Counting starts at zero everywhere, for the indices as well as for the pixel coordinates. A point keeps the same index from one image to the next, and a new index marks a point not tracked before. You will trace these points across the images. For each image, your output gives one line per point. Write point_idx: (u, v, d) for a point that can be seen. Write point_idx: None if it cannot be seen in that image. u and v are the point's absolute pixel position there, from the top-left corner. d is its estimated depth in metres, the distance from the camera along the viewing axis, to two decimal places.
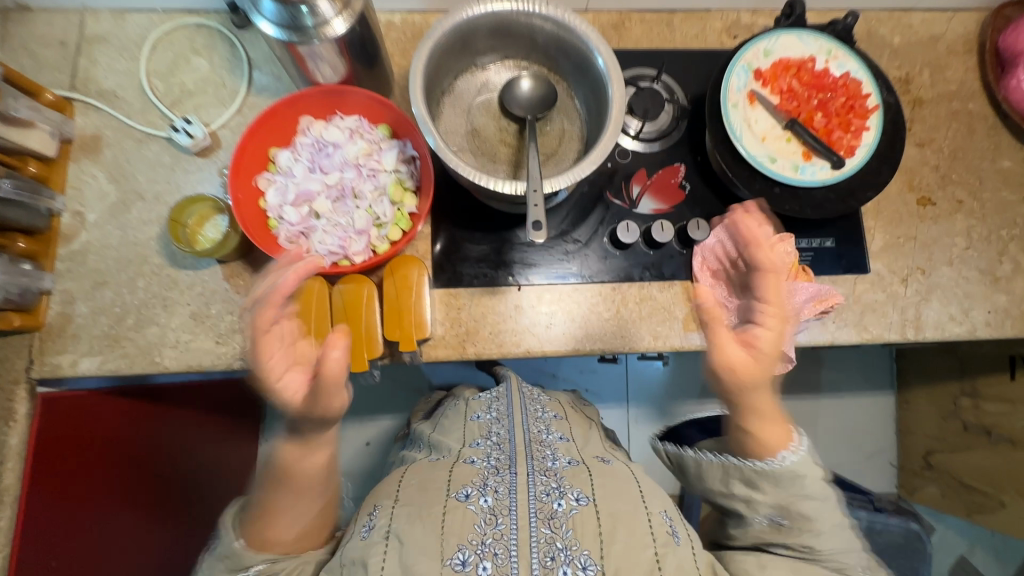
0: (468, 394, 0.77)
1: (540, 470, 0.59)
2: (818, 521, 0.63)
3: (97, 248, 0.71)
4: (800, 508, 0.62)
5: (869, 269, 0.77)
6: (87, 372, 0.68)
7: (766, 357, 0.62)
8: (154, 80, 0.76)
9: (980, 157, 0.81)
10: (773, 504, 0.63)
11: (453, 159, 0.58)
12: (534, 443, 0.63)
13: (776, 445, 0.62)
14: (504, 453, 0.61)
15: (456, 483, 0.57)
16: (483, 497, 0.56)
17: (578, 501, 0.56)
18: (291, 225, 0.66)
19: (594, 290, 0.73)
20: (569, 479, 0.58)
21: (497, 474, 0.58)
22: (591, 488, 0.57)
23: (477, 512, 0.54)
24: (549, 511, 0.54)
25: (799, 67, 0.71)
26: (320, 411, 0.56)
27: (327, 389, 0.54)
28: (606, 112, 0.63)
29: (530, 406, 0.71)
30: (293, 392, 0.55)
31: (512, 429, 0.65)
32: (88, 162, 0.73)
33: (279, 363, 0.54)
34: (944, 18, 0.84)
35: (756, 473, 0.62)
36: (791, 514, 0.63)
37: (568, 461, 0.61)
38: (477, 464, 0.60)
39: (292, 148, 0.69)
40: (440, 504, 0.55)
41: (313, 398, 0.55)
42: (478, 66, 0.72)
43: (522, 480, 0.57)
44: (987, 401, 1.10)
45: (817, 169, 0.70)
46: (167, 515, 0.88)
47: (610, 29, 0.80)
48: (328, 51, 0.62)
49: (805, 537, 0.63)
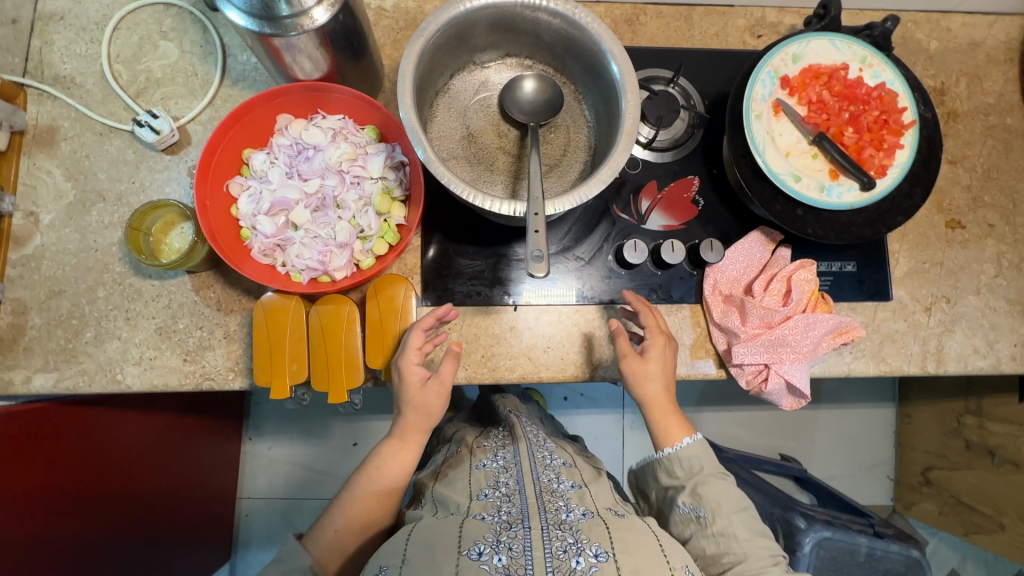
0: (472, 440, 0.70)
1: (554, 521, 0.52)
2: (731, 509, 0.61)
3: (52, 253, 0.64)
4: (708, 493, 0.61)
5: (891, 296, 0.71)
6: (40, 389, 0.62)
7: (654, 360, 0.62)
8: (117, 66, 0.68)
9: (1016, 177, 0.75)
10: (685, 491, 0.62)
11: (444, 172, 0.52)
12: (545, 490, 0.56)
13: (674, 438, 0.63)
14: (513, 504, 0.54)
15: (463, 538, 0.51)
16: (496, 555, 0.49)
17: (597, 557, 0.49)
18: (265, 236, 0.60)
19: (597, 312, 0.68)
20: (586, 532, 0.51)
21: (508, 527, 0.51)
22: (610, 541, 0.51)
23: (490, 572, 0.47)
24: (568, 568, 0.47)
25: (830, 76, 0.65)
26: (418, 405, 0.59)
27: (439, 382, 0.59)
28: (618, 122, 0.57)
29: (538, 453, 0.64)
30: (409, 378, 0.58)
31: (521, 477, 0.58)
32: (43, 156, 0.66)
33: (411, 352, 0.58)
34: (986, 23, 0.78)
35: (664, 462, 0.63)
36: (705, 502, 0.61)
37: (585, 511, 0.54)
38: (485, 517, 0.53)
39: (268, 150, 0.62)
40: (448, 563, 0.49)
41: (422, 390, 0.59)
42: (477, 64, 0.65)
43: (535, 535, 0.50)
44: (992, 422, 1.03)
45: (845, 190, 0.63)
46: (135, 525, 0.84)
47: (623, 24, 0.73)
48: (308, 43, 0.55)
49: (717, 525, 0.60)
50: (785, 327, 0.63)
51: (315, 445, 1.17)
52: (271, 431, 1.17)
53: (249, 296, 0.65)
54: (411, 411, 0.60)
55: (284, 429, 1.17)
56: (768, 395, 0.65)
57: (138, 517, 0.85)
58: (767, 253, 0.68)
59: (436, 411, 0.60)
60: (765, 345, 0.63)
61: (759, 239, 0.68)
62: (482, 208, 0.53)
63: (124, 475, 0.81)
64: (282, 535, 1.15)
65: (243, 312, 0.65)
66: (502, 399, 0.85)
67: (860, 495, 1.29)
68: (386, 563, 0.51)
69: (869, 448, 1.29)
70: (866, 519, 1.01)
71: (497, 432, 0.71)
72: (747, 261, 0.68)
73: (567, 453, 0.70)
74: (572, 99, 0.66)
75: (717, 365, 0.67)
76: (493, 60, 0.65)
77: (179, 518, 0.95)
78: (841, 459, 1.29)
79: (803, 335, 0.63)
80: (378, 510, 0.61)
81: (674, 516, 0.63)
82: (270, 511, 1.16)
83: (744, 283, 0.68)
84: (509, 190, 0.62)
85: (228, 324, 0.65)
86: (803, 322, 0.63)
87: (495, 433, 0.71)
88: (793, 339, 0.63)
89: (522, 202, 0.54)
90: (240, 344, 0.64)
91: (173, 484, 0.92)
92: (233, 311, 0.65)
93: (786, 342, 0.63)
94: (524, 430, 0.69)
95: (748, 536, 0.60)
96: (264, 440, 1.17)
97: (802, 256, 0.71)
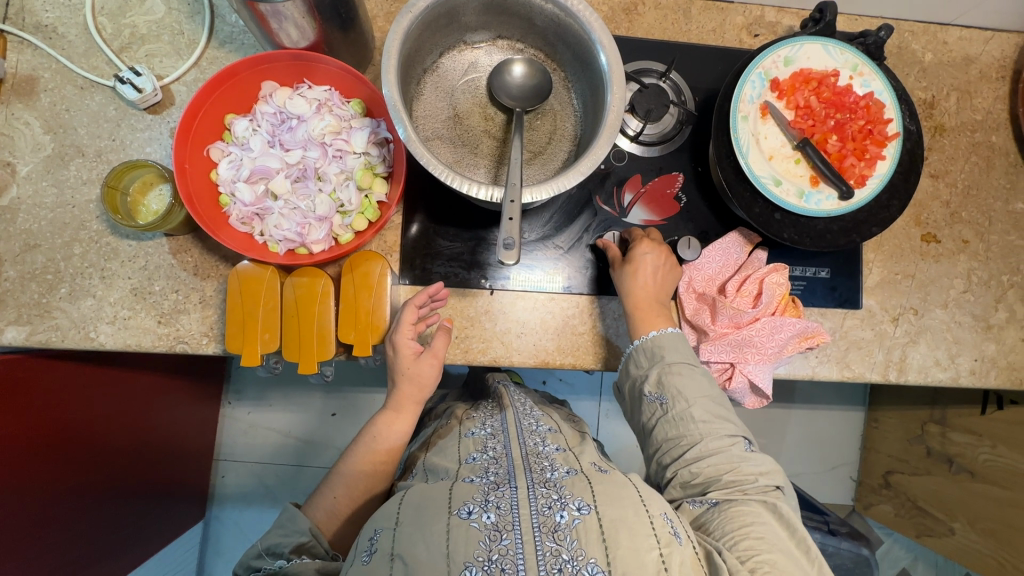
0: (462, 414, 0.69)
1: (539, 480, 0.51)
2: (694, 395, 0.60)
3: (28, 205, 0.64)
4: (673, 381, 0.61)
5: (861, 305, 0.73)
6: (12, 342, 0.62)
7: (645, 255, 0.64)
8: (100, 18, 0.67)
9: (994, 196, 0.76)
10: (650, 379, 0.62)
11: (424, 153, 0.52)
12: (531, 453, 0.55)
13: (648, 328, 0.63)
14: (500, 466, 0.53)
15: (452, 498, 0.49)
16: (486, 513, 0.47)
17: (580, 511, 0.48)
18: (244, 205, 0.60)
19: (572, 301, 0.69)
20: (569, 488, 0.50)
21: (495, 487, 0.50)
22: (592, 495, 0.50)
23: (480, 530, 0.46)
24: (552, 523, 0.46)
25: (819, 82, 0.65)
26: (412, 376, 0.62)
27: (432, 354, 0.61)
28: (602, 113, 0.57)
29: (523, 420, 0.63)
30: (402, 352, 0.60)
31: (507, 442, 0.57)
32: (21, 106, 0.65)
33: (404, 328, 0.60)
34: (982, 39, 0.78)
35: (632, 356, 0.63)
36: (667, 389, 0.61)
37: (568, 469, 0.53)
38: (473, 480, 0.51)
39: (251, 116, 0.62)
40: (437, 523, 0.47)
41: (417, 362, 0.61)
42: (468, 44, 0.64)
43: (522, 494, 0.49)
44: (953, 431, 1.07)
45: (824, 198, 0.64)
46: (109, 479, 0.85)
47: (621, 13, 0.73)
48: (295, 11, 0.54)
49: (678, 410, 0.60)
50: (753, 328, 0.64)
51: (292, 412, 1.18)
52: (250, 396, 1.18)
53: (226, 263, 0.65)
54: (405, 381, 0.62)
55: (262, 394, 1.18)
56: (732, 393, 0.67)
57: (111, 472, 0.86)
58: (744, 254, 0.69)
59: (428, 381, 0.62)
60: (731, 345, 0.65)
61: (738, 239, 0.69)
62: (460, 192, 0.53)
63: (99, 430, 0.82)
64: (257, 498, 1.18)
65: (220, 278, 0.65)
66: (492, 375, 0.85)
67: (822, 493, 1.32)
68: (381, 527, 0.49)
69: (835, 449, 1.33)
70: (822, 516, 1.05)
71: (486, 404, 0.71)
72: (724, 261, 0.69)
73: (553, 421, 0.69)
74: (561, 87, 0.65)
75: None
76: (484, 42, 0.65)
77: (153, 475, 0.96)
78: (807, 457, 1.32)
79: (770, 337, 0.64)
80: (344, 480, 0.62)
81: (640, 403, 0.63)
82: (245, 473, 1.18)
83: (719, 283, 0.69)
84: (492, 176, 0.62)
85: (205, 290, 0.65)
86: (770, 325, 0.64)
87: (484, 406, 0.71)
88: (759, 341, 0.64)
89: (500, 188, 0.54)
90: (215, 310, 0.65)
91: (148, 441, 0.93)
92: (209, 276, 0.65)
93: (752, 344, 0.64)
94: (512, 400, 0.68)
95: (706, 419, 0.60)
96: (243, 405, 1.18)
97: (778, 260, 0.72)
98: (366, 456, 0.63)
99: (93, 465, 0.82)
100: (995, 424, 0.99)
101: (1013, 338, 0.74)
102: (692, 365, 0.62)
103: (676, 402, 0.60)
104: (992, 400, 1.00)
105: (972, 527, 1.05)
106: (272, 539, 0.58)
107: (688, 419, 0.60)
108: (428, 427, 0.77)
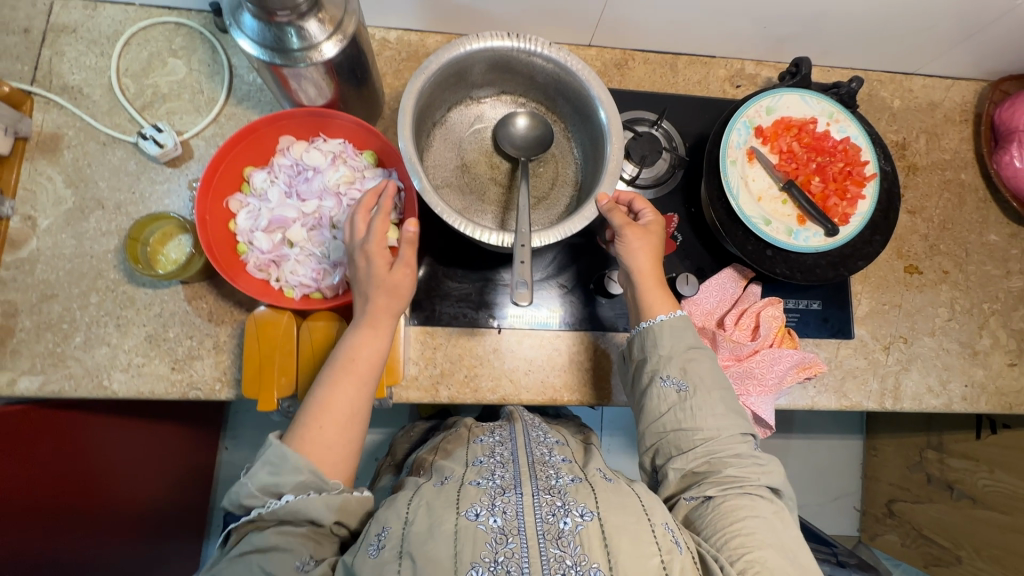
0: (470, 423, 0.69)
1: (544, 487, 0.51)
2: (711, 385, 0.60)
3: (48, 256, 0.66)
4: (693, 368, 0.60)
5: (853, 334, 0.76)
6: (24, 391, 0.63)
7: (654, 232, 0.63)
8: (124, 79, 0.70)
9: (968, 229, 0.81)
10: (671, 363, 0.60)
11: (438, 202, 0.55)
12: (538, 461, 0.55)
13: (656, 312, 0.62)
14: (507, 470, 0.53)
15: (460, 498, 0.49)
16: (492, 517, 0.47)
17: (583, 517, 0.48)
18: (261, 253, 0.62)
19: (577, 337, 0.71)
20: (573, 494, 0.50)
21: (501, 492, 0.50)
22: (595, 501, 0.50)
23: (487, 532, 0.46)
24: (556, 530, 0.47)
25: (800, 128, 0.70)
26: (388, 287, 0.57)
27: (406, 263, 0.57)
28: (604, 159, 0.61)
29: (533, 430, 0.61)
30: (375, 260, 0.57)
31: (515, 448, 0.57)
32: (44, 162, 0.68)
33: (376, 236, 0.57)
34: (944, 86, 0.85)
35: (651, 333, 0.61)
36: (689, 376, 0.60)
37: (573, 477, 0.53)
38: (480, 482, 0.51)
39: (268, 169, 0.64)
40: (445, 523, 0.47)
41: (393, 272, 0.57)
42: (473, 99, 0.69)
43: (527, 500, 0.49)
44: (952, 457, 1.08)
45: (811, 235, 0.68)
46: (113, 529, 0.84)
47: (613, 67, 0.79)
48: (315, 72, 0.58)
49: (696, 399, 0.59)
50: (753, 360, 0.67)
51: None
52: (248, 440, 1.16)
53: (241, 308, 0.67)
54: (379, 291, 0.57)
55: (262, 437, 1.17)
56: None
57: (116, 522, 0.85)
58: (739, 289, 0.73)
59: (406, 294, 0.58)
60: (733, 377, 0.67)
61: (732, 275, 0.73)
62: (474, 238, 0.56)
63: (103, 477, 0.81)
64: None
65: (234, 323, 0.67)
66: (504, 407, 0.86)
67: (827, 524, 1.32)
68: (388, 523, 0.49)
69: (836, 479, 1.33)
70: (830, 548, 1.00)
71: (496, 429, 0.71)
72: (721, 296, 0.72)
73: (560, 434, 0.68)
74: (561, 136, 0.70)
75: None
76: (488, 96, 0.69)
77: (158, 524, 0.95)
78: (810, 488, 1.32)
79: (769, 369, 0.67)
80: None
81: (651, 390, 0.60)
82: None
83: (717, 317, 0.71)
84: (498, 221, 0.66)
85: (218, 335, 0.66)
86: (769, 356, 0.67)
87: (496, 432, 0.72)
88: (760, 373, 0.67)
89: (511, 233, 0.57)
90: (229, 355, 0.66)
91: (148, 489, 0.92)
92: (223, 321, 0.67)
93: (753, 375, 0.67)
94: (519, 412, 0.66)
95: (721, 415, 0.59)
96: (242, 449, 1.17)
97: (771, 293, 0.76)
98: (332, 392, 0.56)
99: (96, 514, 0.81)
100: (990, 448, 1.02)
101: (998, 364, 0.78)
102: (710, 354, 0.62)
103: (693, 386, 0.59)
104: (985, 425, 1.02)
105: (979, 555, 1.04)
106: (262, 478, 0.51)
107: (706, 410, 0.58)
108: (440, 433, 0.74)
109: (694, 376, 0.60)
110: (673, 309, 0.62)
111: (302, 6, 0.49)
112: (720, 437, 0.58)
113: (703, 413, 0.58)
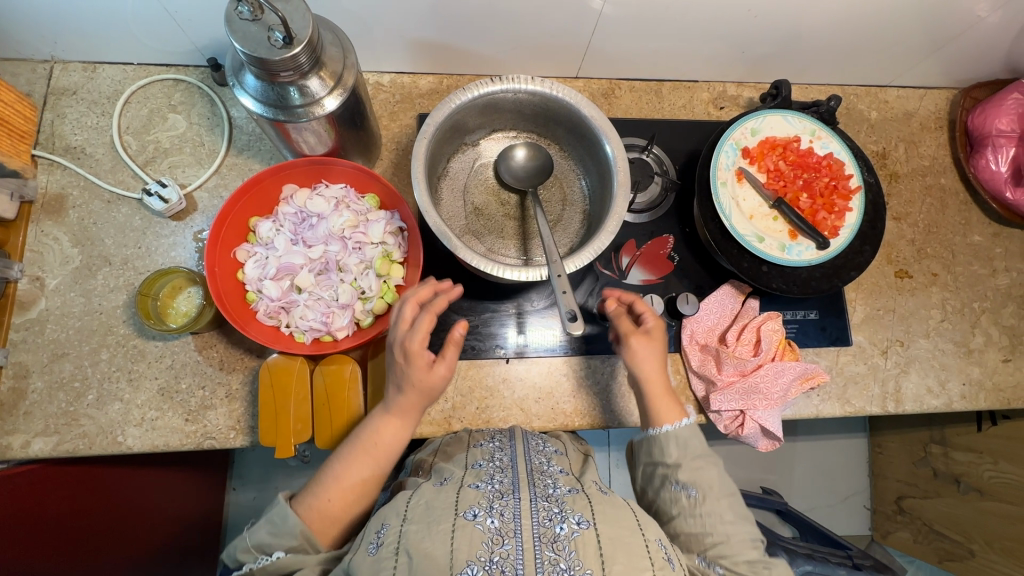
0: (471, 428, 0.67)
1: (541, 494, 0.50)
2: (721, 492, 0.59)
3: (56, 316, 0.66)
4: (702, 476, 0.59)
5: (851, 341, 0.78)
6: (38, 453, 0.63)
7: (656, 340, 0.63)
8: (126, 137, 0.72)
9: (953, 231, 0.84)
10: (680, 469, 0.59)
11: (470, 255, 0.57)
12: (536, 470, 0.54)
13: (662, 421, 0.61)
14: (505, 476, 0.53)
15: (459, 502, 0.48)
16: (490, 518, 0.47)
17: (579, 525, 0.47)
18: (271, 300, 0.64)
19: (583, 361, 0.72)
20: (570, 503, 0.49)
21: (500, 496, 0.50)
22: (592, 511, 0.49)
23: (484, 532, 0.45)
24: (552, 534, 0.46)
25: (785, 147, 0.73)
26: (422, 386, 0.56)
27: (444, 363, 0.56)
28: (610, 186, 0.63)
29: (531, 441, 0.61)
30: (414, 360, 0.56)
31: (515, 457, 0.56)
32: (50, 223, 0.69)
33: (418, 334, 0.56)
34: (917, 96, 0.88)
35: (658, 441, 0.60)
36: (698, 483, 0.58)
37: (571, 487, 0.53)
38: (479, 486, 0.51)
39: (273, 218, 0.66)
40: (443, 522, 0.46)
41: (429, 371, 0.56)
42: (469, 144, 0.71)
43: (524, 505, 0.48)
44: (955, 450, 1.10)
45: (804, 249, 0.70)
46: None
47: (600, 97, 0.82)
48: (317, 125, 0.60)
49: (706, 507, 0.58)
50: (758, 375, 0.68)
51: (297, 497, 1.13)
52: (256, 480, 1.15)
53: (251, 355, 0.68)
54: (413, 390, 0.56)
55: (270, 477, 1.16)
56: (745, 438, 0.70)
57: (138, 572, 0.83)
58: (738, 304, 0.75)
59: (438, 391, 0.57)
60: (739, 393, 0.68)
61: (731, 292, 0.75)
62: (493, 276, 0.58)
63: (122, 529, 0.80)
64: None
65: (245, 370, 0.67)
66: None
67: (840, 525, 1.32)
68: (388, 520, 0.49)
69: (845, 479, 1.34)
70: (845, 551, 0.98)
71: None
72: (720, 312, 0.74)
73: (560, 443, 0.66)
74: (559, 159, 0.72)
75: (696, 410, 0.72)
76: (482, 137, 0.71)
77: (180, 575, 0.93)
78: (819, 491, 1.32)
79: (774, 382, 0.69)
80: None
81: (662, 491, 0.60)
82: None
83: (719, 333, 0.74)
84: (521, 252, 0.69)
85: (231, 383, 0.67)
86: (773, 370, 0.69)
87: None
88: (765, 387, 0.68)
89: (542, 267, 0.59)
90: (242, 402, 0.67)
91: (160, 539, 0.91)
92: (234, 369, 0.67)
93: (758, 390, 0.68)
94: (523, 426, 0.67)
95: (730, 519, 0.58)
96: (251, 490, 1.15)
97: (769, 306, 0.78)
98: (350, 468, 0.56)
99: (120, 566, 0.80)
100: (992, 440, 1.03)
101: (993, 360, 0.80)
102: (717, 461, 0.61)
103: (701, 487, 0.58)
104: (986, 417, 1.04)
105: (991, 547, 1.05)
106: (260, 536, 0.52)
107: (713, 514, 0.57)
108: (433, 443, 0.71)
109: (705, 483, 0.58)
110: (679, 417, 0.61)
111: (304, 65, 0.51)
112: (727, 538, 0.57)
113: (707, 517, 0.57)
